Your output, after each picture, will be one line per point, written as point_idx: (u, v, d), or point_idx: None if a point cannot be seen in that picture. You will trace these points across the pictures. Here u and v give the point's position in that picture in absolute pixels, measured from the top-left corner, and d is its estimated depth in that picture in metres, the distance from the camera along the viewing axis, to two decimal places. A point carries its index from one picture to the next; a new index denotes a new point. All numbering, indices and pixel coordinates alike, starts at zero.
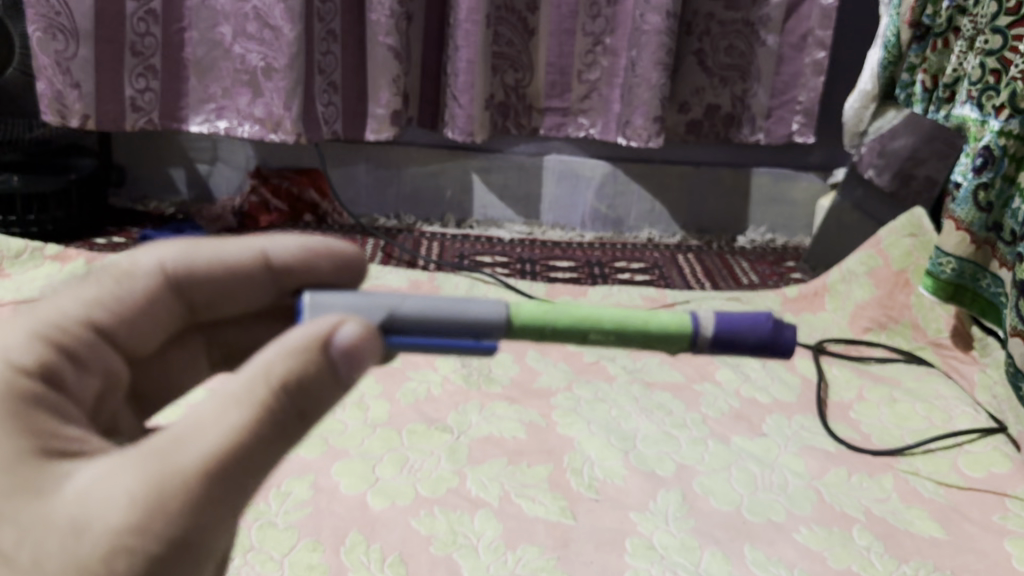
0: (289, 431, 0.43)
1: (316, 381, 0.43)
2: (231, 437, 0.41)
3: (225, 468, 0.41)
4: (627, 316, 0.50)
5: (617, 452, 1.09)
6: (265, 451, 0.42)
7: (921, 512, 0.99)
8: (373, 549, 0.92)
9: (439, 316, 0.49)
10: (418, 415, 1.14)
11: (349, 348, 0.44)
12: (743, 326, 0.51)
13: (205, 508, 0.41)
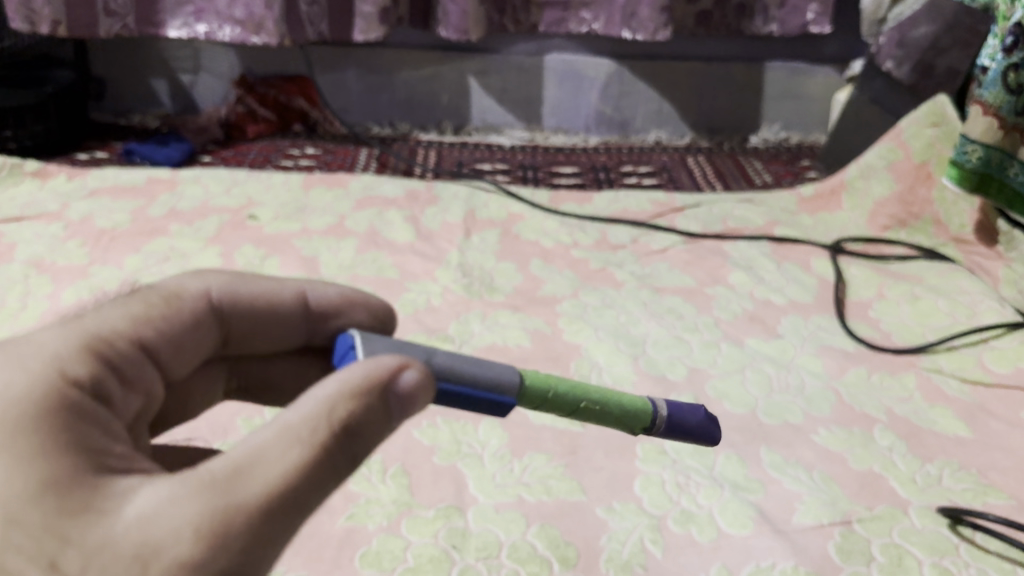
0: (343, 476, 0.40)
1: (375, 427, 0.40)
2: (295, 478, 0.38)
3: (284, 508, 0.37)
4: (607, 396, 0.51)
5: (626, 358, 1.03)
6: (319, 496, 0.39)
7: (945, 411, 0.95)
8: (374, 461, 0.89)
9: (466, 372, 0.46)
10: (417, 325, 1.06)
11: (407, 394, 0.41)
12: (687, 416, 0.53)
13: (259, 550, 0.37)
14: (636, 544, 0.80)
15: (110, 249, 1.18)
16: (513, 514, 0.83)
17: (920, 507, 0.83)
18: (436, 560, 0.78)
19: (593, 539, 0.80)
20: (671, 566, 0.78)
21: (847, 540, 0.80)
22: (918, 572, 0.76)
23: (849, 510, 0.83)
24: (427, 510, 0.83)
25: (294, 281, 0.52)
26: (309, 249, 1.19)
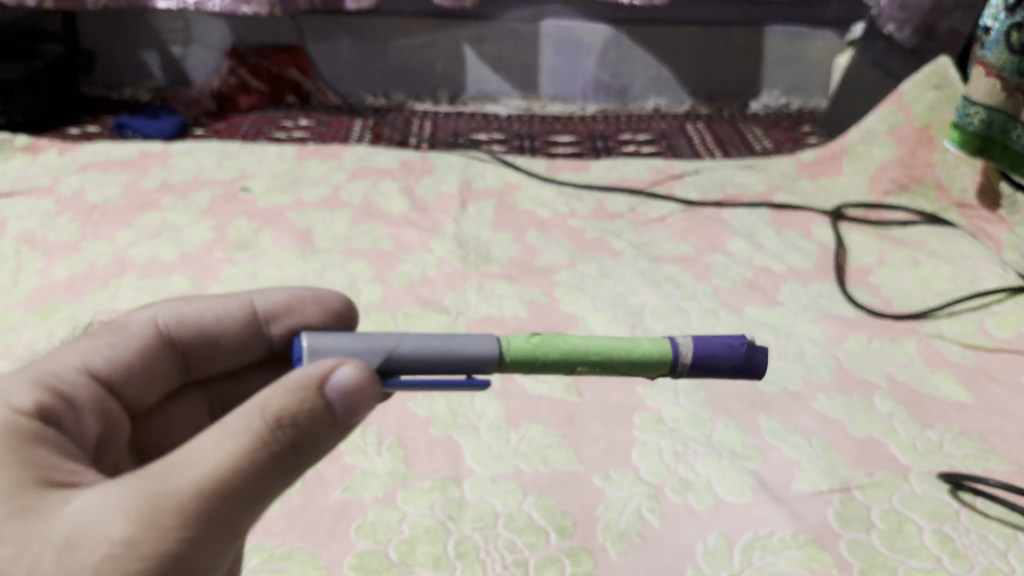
0: (283, 465, 0.43)
1: (314, 421, 0.44)
2: (232, 471, 0.42)
3: (222, 497, 0.42)
4: (616, 351, 0.52)
5: (624, 327, 1.01)
6: (261, 485, 0.43)
7: (946, 376, 0.94)
8: (370, 433, 0.88)
9: (437, 353, 0.50)
10: (412, 297, 1.05)
11: (343, 389, 0.44)
12: (718, 355, 0.53)
13: (203, 535, 0.42)
14: (634, 513, 0.79)
15: (101, 223, 1.17)
16: (509, 484, 0.82)
17: (921, 473, 0.82)
18: (432, 532, 0.77)
19: (590, 508, 0.80)
20: (668, 535, 0.77)
21: (847, 507, 0.79)
22: (918, 538, 0.76)
23: (849, 477, 0.82)
24: (422, 481, 0.83)
25: (242, 295, 0.59)
26: (303, 221, 1.18)
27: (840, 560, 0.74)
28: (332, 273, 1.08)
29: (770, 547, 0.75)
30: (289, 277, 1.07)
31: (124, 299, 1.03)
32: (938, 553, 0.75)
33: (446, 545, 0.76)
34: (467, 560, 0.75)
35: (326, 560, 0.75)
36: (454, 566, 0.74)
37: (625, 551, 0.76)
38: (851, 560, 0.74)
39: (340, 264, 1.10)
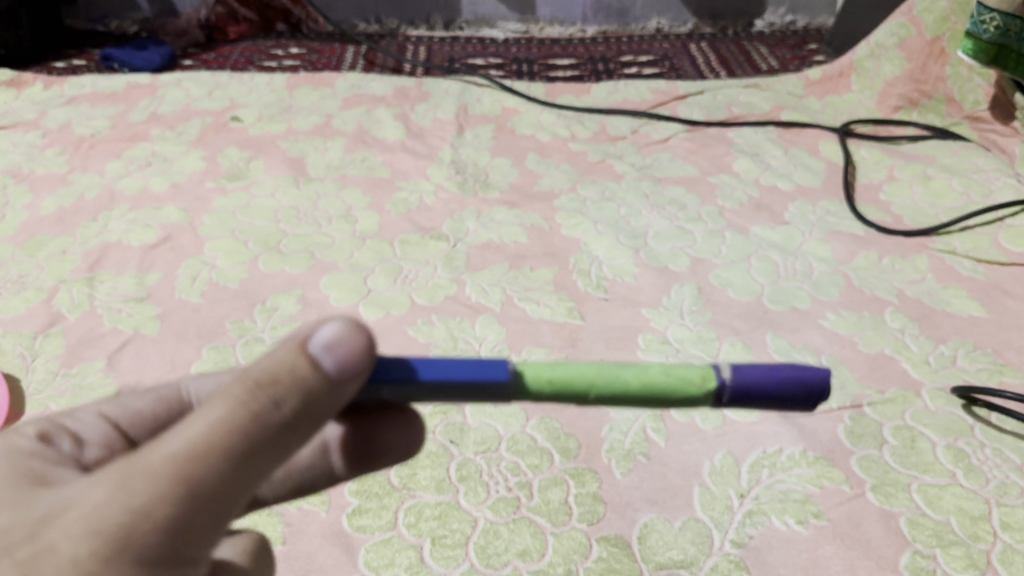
0: (276, 429, 0.38)
1: (303, 382, 0.38)
2: (219, 433, 0.36)
3: (207, 465, 0.36)
4: (650, 379, 0.44)
5: (627, 250, 0.99)
6: (251, 455, 0.37)
7: (959, 292, 0.92)
8: None
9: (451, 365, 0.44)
10: (409, 224, 1.02)
11: (331, 345, 0.39)
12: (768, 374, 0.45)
13: (190, 509, 0.36)
14: (639, 434, 0.78)
15: (90, 157, 1.15)
16: (512, 408, 0.81)
17: (934, 389, 0.80)
18: (434, 457, 0.76)
19: (594, 430, 0.78)
20: (674, 455, 0.76)
21: (858, 424, 0.77)
22: (932, 454, 0.74)
23: (859, 393, 0.80)
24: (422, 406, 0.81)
25: None
26: (295, 150, 1.15)
27: (852, 477, 0.72)
28: (327, 202, 1.05)
29: (779, 465, 0.74)
30: (283, 207, 1.04)
31: (115, 232, 1.01)
32: (952, 468, 0.73)
33: (449, 469, 0.75)
34: (470, 484, 0.73)
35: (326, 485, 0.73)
36: (456, 489, 0.73)
37: (630, 471, 0.74)
38: (863, 476, 0.72)
39: (334, 193, 1.07)
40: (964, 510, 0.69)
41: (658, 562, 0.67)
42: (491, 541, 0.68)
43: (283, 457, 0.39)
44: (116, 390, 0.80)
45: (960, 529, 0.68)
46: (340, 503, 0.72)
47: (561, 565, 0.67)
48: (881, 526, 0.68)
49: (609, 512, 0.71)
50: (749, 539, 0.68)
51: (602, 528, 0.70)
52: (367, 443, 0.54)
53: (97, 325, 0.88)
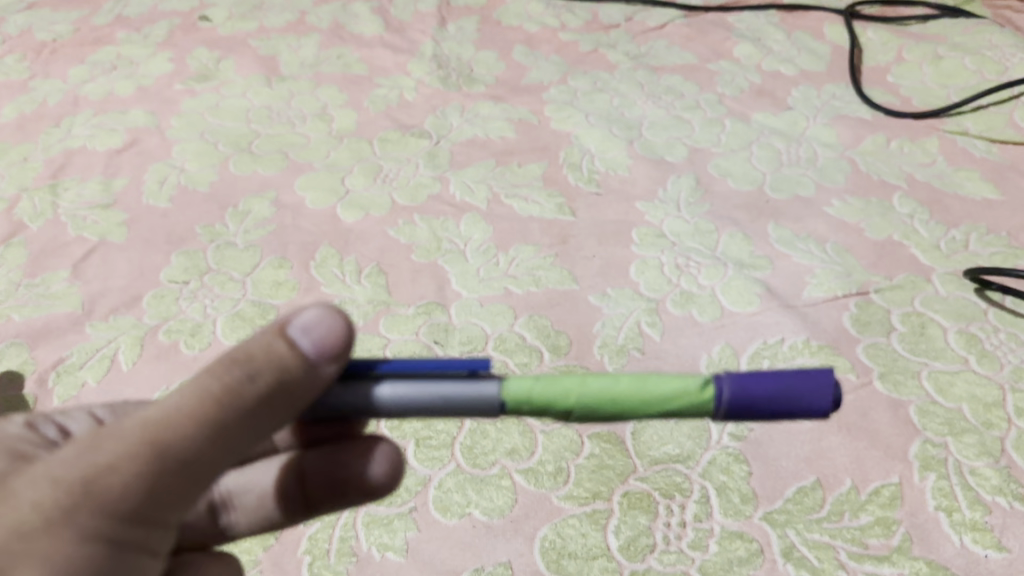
0: (252, 405, 0.37)
1: (279, 359, 0.38)
2: (194, 401, 0.36)
3: (177, 427, 0.35)
4: (641, 383, 0.40)
5: (621, 142, 0.93)
6: (223, 428, 0.36)
7: (971, 174, 0.86)
8: (348, 262, 0.79)
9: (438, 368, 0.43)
10: (389, 121, 0.96)
11: (308, 327, 0.39)
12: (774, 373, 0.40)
13: (157, 470, 0.35)
14: (633, 329, 0.74)
15: (52, 62, 1.09)
16: (499, 307, 0.76)
17: (945, 274, 0.76)
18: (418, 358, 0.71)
19: (586, 327, 0.74)
20: (670, 349, 0.72)
21: (865, 311, 0.73)
22: (942, 340, 0.70)
23: (866, 280, 0.76)
24: (405, 308, 0.75)
25: None
26: (268, 48, 1.09)
27: (858, 365, 0.68)
28: (301, 101, 0.99)
29: (780, 356, 0.70)
30: (255, 107, 0.99)
31: (79, 138, 0.96)
32: (964, 354, 0.69)
33: None
34: None
35: None
36: None
37: (622, 365, 0.71)
38: (870, 364, 0.69)
39: (309, 91, 1.01)
40: (977, 397, 0.66)
41: (653, 458, 0.63)
42: (478, 441, 0.65)
43: (257, 444, 0.39)
44: (82, 299, 0.76)
45: (972, 416, 0.64)
46: None
47: (551, 463, 0.63)
48: (889, 415, 0.65)
49: None
50: (748, 432, 0.64)
51: (594, 425, 0.66)
52: (336, 474, 0.49)
53: (60, 233, 0.83)
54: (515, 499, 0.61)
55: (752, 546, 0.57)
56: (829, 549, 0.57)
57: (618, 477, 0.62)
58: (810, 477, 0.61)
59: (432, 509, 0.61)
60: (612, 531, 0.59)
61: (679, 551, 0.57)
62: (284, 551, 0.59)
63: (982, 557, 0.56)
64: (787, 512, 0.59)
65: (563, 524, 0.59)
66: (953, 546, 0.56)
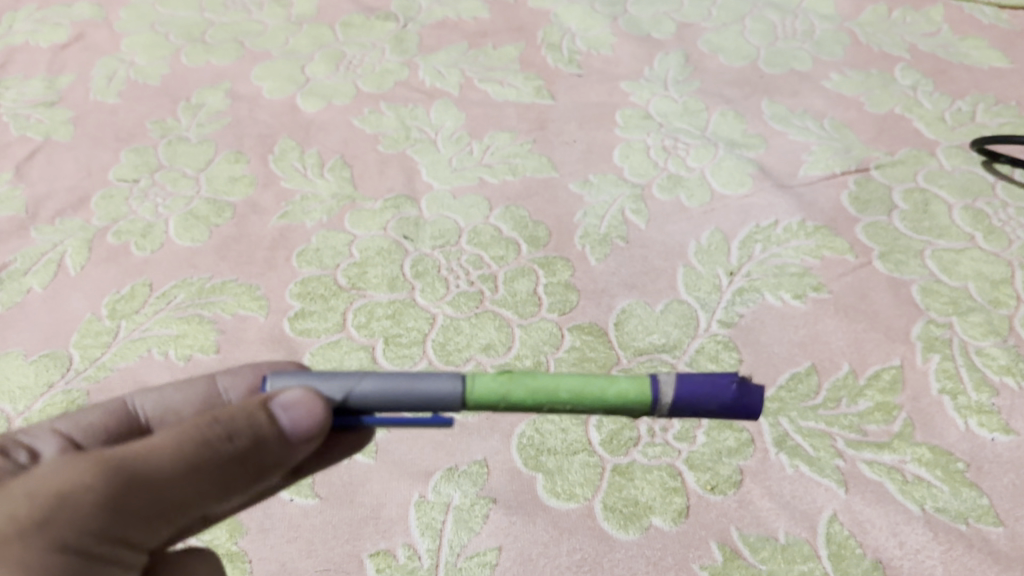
0: (229, 463, 0.34)
1: (257, 427, 0.36)
2: (179, 444, 0.33)
3: (158, 460, 0.33)
4: (595, 392, 0.38)
5: (603, 19, 0.86)
6: (199, 478, 0.34)
7: (979, 42, 0.80)
8: (310, 155, 0.73)
9: (397, 396, 0.38)
10: (353, 5, 0.89)
11: (291, 405, 0.37)
12: (699, 385, 0.38)
13: (130, 500, 0.32)
14: (617, 217, 0.68)
15: None
16: (473, 198, 0.70)
17: (950, 148, 0.70)
18: (386, 253, 0.65)
19: (566, 217, 0.68)
20: (656, 236, 0.66)
21: (864, 189, 0.68)
22: (947, 217, 0.65)
23: (866, 157, 0.70)
24: (372, 201, 0.69)
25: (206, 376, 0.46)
26: None
27: (857, 245, 0.64)
28: None
29: (775, 239, 0.65)
30: None
31: (21, 33, 0.89)
32: (970, 231, 0.64)
33: (403, 265, 0.65)
34: (427, 281, 0.64)
35: (264, 290, 0.63)
36: (411, 286, 0.63)
37: (606, 257, 0.65)
38: (870, 244, 0.64)
39: None
40: (984, 274, 0.61)
41: (637, 348, 0.59)
42: (451, 337, 0.60)
43: (223, 500, 0.35)
44: (26, 202, 0.71)
45: (978, 294, 0.60)
46: (279, 307, 0.62)
47: (529, 358, 0.59)
48: (889, 296, 0.60)
49: (582, 300, 0.63)
50: (739, 319, 0.60)
51: (574, 317, 0.61)
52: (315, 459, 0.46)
53: (3, 134, 0.78)
54: None
55: (742, 436, 0.53)
56: (825, 437, 0.53)
57: (600, 369, 0.58)
58: (804, 362, 0.57)
59: None
60: (594, 425, 0.55)
61: (665, 443, 0.53)
62: None
63: (988, 440, 0.52)
64: (780, 400, 0.55)
65: (542, 419, 0.55)
66: (957, 430, 0.53)
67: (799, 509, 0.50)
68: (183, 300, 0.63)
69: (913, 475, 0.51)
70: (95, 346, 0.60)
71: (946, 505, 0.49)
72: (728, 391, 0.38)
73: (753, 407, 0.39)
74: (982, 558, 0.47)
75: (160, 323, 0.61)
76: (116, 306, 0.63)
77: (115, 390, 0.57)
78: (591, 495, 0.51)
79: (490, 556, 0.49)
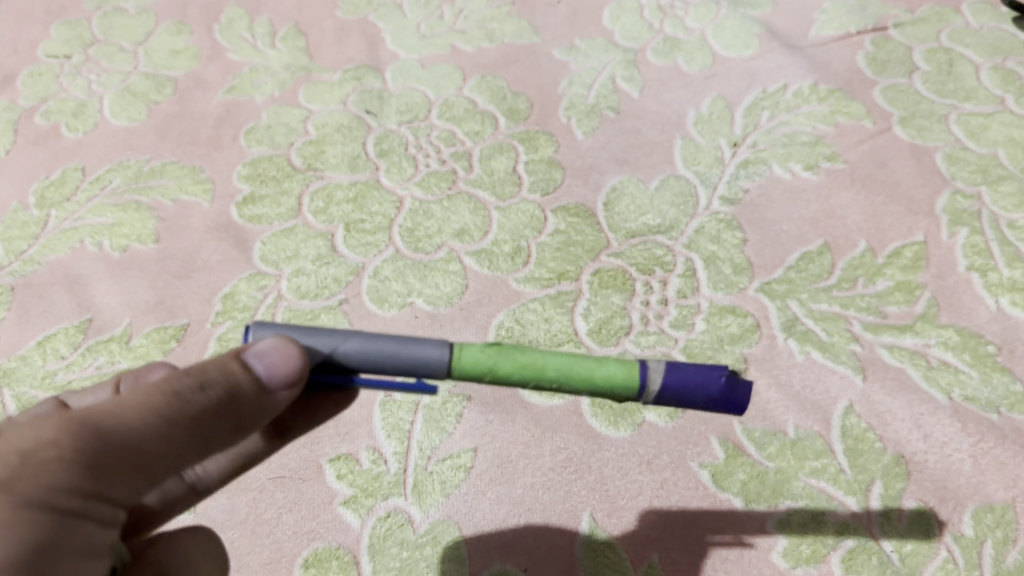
0: (206, 416, 0.29)
1: (231, 376, 0.29)
2: (148, 397, 0.28)
3: (123, 412, 0.27)
4: (585, 375, 0.31)
5: None
6: (173, 432, 0.28)
7: None
8: (260, 24, 0.65)
9: (384, 357, 0.31)
10: None
11: (265, 354, 0.30)
12: (687, 374, 0.31)
13: (100, 455, 0.26)
14: (606, 85, 0.60)
15: None
16: (444, 68, 0.62)
17: (978, 4, 0.63)
18: (346, 130, 0.58)
19: (549, 86, 0.60)
20: (650, 105, 0.59)
21: (882, 49, 0.60)
22: (974, 79, 0.58)
23: (884, 15, 0.63)
24: (330, 74, 0.62)
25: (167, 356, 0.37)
26: None
27: (874, 110, 0.57)
28: None
29: (783, 105, 0.58)
30: None
31: None
32: (1001, 93, 0.57)
33: (365, 144, 0.57)
34: (392, 160, 0.56)
35: (209, 173, 0.56)
36: (375, 167, 0.56)
37: (594, 130, 0.58)
38: (889, 109, 0.57)
39: None
40: (1016, 140, 0.55)
41: (629, 230, 0.52)
42: (421, 223, 0.53)
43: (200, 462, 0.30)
44: None
45: (1009, 162, 0.53)
46: (226, 192, 0.55)
47: (508, 243, 0.52)
48: (911, 164, 0.54)
49: (568, 179, 0.55)
50: (743, 195, 0.53)
51: (559, 197, 0.54)
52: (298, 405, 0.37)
53: None
54: (465, 285, 0.50)
55: (747, 322, 0.47)
56: (840, 320, 0.47)
57: (587, 254, 0.51)
58: (816, 241, 0.51)
59: (366, 301, 0.50)
60: (581, 314, 0.48)
61: (659, 332, 0.47)
62: (187, 355, 0.48)
63: (1021, 321, 0.46)
64: (789, 281, 0.49)
65: (522, 309, 0.49)
66: (987, 311, 0.47)
67: (810, 400, 0.44)
68: (119, 186, 0.56)
69: (937, 360, 0.45)
70: (21, 239, 0.53)
71: (975, 393, 0.44)
72: (713, 387, 0.32)
73: (738, 403, 0.32)
74: (1016, 450, 0.42)
75: (94, 211, 0.54)
76: (44, 194, 0.56)
77: (42, 286, 0.51)
78: None
79: (464, 458, 0.44)
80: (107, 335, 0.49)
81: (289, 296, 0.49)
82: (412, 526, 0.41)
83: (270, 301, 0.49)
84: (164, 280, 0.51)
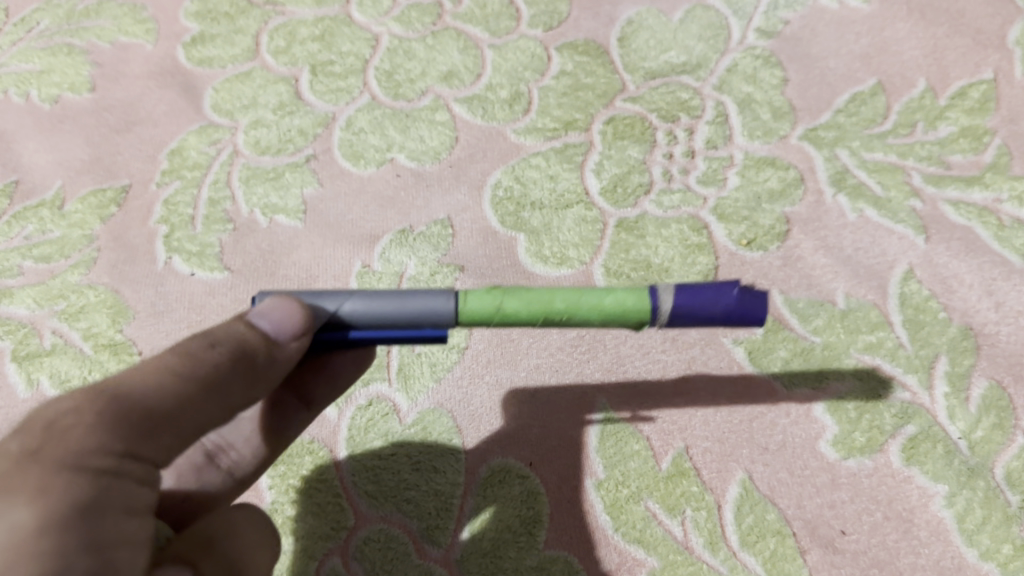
0: (231, 371, 0.24)
1: (237, 334, 0.24)
2: (159, 360, 0.23)
3: (135, 375, 0.22)
4: (596, 306, 0.26)
5: None
6: (199, 392, 0.23)
7: None
8: None
9: (391, 310, 0.26)
10: None
11: (271, 313, 0.25)
12: (699, 291, 0.26)
13: (123, 419, 0.21)
14: None
15: None
16: None
17: None
18: None
19: None
20: None
21: None
22: None
23: None
24: None
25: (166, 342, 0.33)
26: None
27: None
28: None
29: None
30: None
31: None
32: None
33: None
34: None
35: (152, 11, 0.47)
36: None
37: None
38: None
39: None
40: None
41: (648, 71, 0.44)
42: (401, 65, 0.45)
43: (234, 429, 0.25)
44: None
45: None
46: (172, 32, 0.47)
47: (505, 88, 0.44)
48: None
49: (575, 11, 0.46)
50: (783, 28, 0.45)
51: (565, 34, 0.46)
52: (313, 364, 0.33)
53: None
54: (455, 137, 0.43)
55: (789, 175, 0.40)
56: (897, 172, 0.40)
57: (597, 100, 0.43)
58: (868, 80, 0.43)
59: (339, 157, 0.42)
60: (592, 171, 0.41)
61: (685, 190, 0.40)
62: (130, 222, 0.41)
63: None
64: (838, 127, 0.41)
65: (524, 165, 0.42)
66: None
67: (863, 266, 0.38)
68: (47, 26, 0.47)
69: (1010, 218, 0.38)
70: None
71: None
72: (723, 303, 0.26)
73: (756, 316, 0.26)
74: None
75: (18, 57, 0.46)
76: None
77: None
78: (590, 258, 0.39)
79: (457, 338, 0.37)
80: (38, 201, 0.41)
81: (246, 151, 0.42)
82: (398, 416, 0.36)
83: (225, 157, 0.42)
84: (101, 136, 0.43)
